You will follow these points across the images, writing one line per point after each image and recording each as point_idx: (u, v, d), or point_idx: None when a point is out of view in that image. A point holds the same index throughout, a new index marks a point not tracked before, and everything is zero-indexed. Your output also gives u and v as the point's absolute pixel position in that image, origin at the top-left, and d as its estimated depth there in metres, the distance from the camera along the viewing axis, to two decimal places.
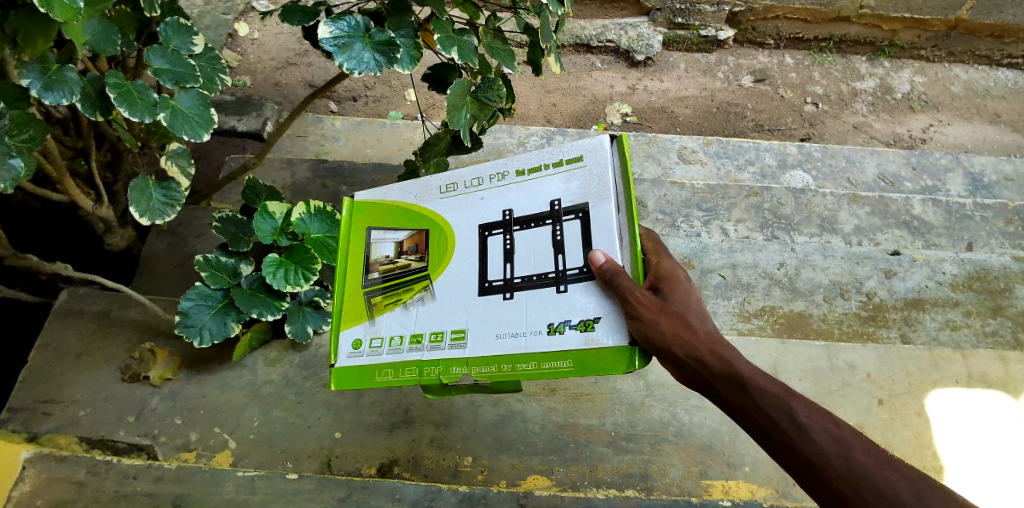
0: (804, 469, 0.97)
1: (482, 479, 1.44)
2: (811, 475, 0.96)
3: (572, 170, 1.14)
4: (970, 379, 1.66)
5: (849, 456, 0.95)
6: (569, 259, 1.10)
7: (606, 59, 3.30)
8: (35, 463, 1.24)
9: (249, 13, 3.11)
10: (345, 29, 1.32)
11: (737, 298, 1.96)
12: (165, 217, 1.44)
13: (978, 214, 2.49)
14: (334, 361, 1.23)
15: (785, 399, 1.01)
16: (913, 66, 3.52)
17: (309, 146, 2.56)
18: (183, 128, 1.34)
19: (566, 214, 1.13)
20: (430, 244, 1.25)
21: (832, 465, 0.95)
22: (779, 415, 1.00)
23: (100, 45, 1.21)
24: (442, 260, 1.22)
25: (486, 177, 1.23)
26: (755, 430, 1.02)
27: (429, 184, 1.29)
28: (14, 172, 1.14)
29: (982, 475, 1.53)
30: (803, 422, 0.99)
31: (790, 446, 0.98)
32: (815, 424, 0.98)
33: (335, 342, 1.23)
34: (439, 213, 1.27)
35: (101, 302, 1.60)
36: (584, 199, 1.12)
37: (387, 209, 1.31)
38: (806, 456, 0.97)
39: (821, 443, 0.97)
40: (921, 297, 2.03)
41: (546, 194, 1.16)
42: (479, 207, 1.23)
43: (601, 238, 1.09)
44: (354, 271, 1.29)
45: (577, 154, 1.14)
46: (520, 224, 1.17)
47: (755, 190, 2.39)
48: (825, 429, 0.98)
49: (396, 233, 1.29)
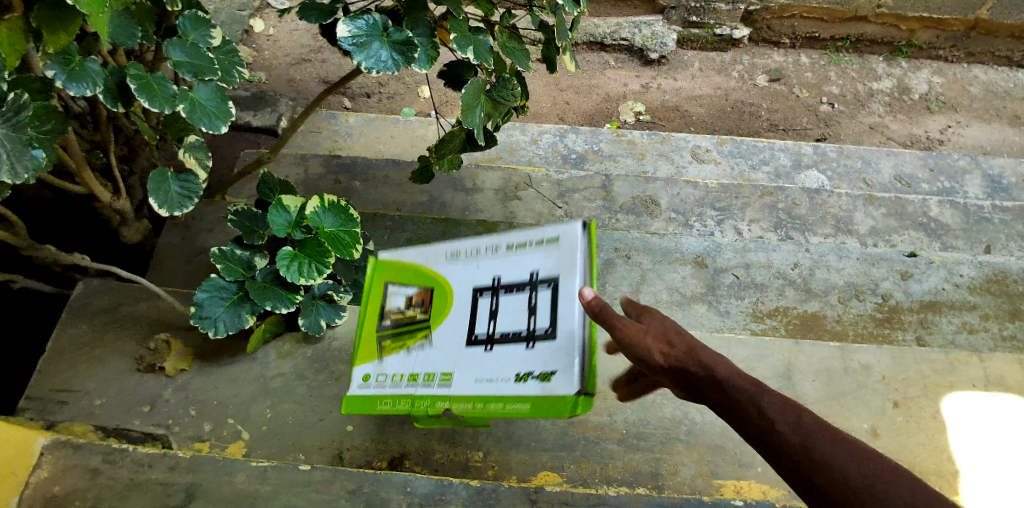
0: (779, 462, 0.87)
1: (492, 475, 1.44)
2: (786, 469, 0.86)
3: (550, 248, 1.20)
4: (987, 382, 1.64)
5: (825, 447, 0.84)
6: (538, 320, 1.17)
7: (620, 58, 3.29)
8: (52, 451, 1.24)
9: (264, 9, 3.13)
10: (364, 27, 1.32)
11: (750, 297, 1.94)
12: (183, 210, 1.45)
13: (996, 216, 2.46)
14: (346, 391, 1.36)
15: (760, 388, 0.92)
16: (931, 67, 3.48)
17: (323, 142, 2.57)
18: (200, 120, 1.36)
19: (541, 283, 1.18)
20: (433, 301, 1.34)
21: (806, 456, 0.84)
22: (751, 403, 0.91)
23: (120, 38, 1.23)
24: (440, 315, 1.31)
25: (483, 247, 1.29)
26: (731, 422, 0.93)
27: (438, 250, 1.36)
28: (35, 163, 1.15)
29: (1000, 480, 1.51)
30: (778, 410, 0.89)
31: (763, 436, 0.89)
32: (789, 412, 0.88)
33: (350, 373, 1.37)
34: (447, 272, 1.35)
35: (116, 293, 1.61)
36: (556, 273, 1.17)
37: (401, 266, 1.41)
38: (778, 447, 0.87)
39: (794, 432, 0.86)
40: (938, 300, 2.01)
41: (528, 265, 1.22)
42: (474, 271, 1.30)
43: (567, 310, 1.14)
44: (370, 318, 1.41)
45: (555, 235, 1.19)
46: (506, 289, 1.24)
47: (769, 190, 2.37)
48: (800, 419, 0.87)
49: (407, 289, 1.38)
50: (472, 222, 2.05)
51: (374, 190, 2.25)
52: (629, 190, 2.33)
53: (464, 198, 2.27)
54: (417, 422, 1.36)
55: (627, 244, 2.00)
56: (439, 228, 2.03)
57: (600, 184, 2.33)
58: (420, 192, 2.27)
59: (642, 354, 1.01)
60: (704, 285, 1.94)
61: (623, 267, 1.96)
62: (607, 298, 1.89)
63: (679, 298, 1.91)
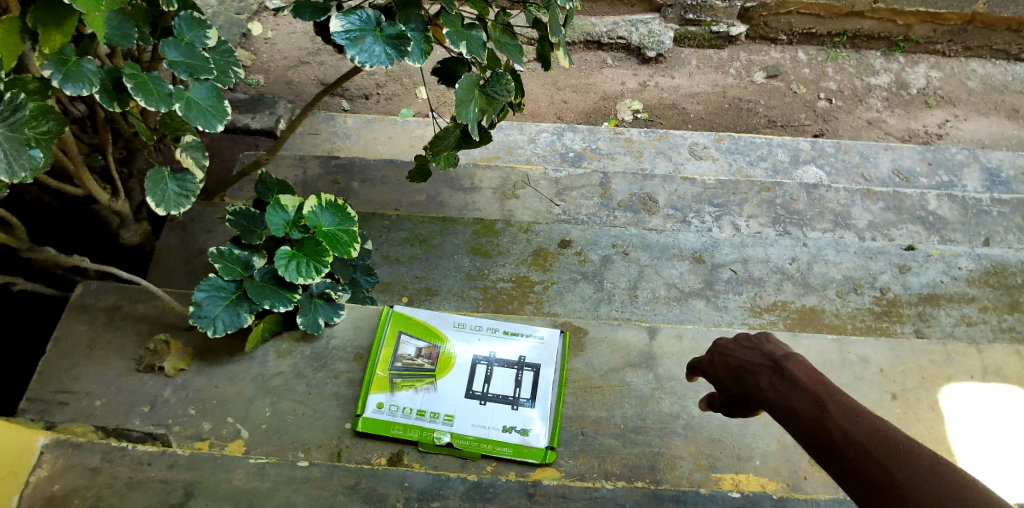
0: (862, 485, 0.91)
1: (490, 470, 1.48)
2: (867, 491, 0.90)
3: None
4: (985, 373, 1.64)
5: (904, 466, 0.88)
6: None
7: (617, 56, 3.30)
8: (52, 449, 1.25)
9: (262, 12, 3.14)
10: (356, 22, 1.33)
11: (748, 292, 1.94)
12: (180, 209, 1.47)
13: (995, 209, 2.46)
14: (361, 412, 1.49)
15: (848, 420, 0.98)
16: (928, 61, 3.48)
17: (321, 143, 2.58)
18: (196, 118, 1.37)
19: None
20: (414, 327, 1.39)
21: (885, 477, 0.89)
22: (839, 431, 0.97)
23: (116, 39, 1.24)
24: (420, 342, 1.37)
25: None
26: (820, 452, 0.99)
27: None
28: (32, 163, 1.17)
29: (997, 469, 1.51)
30: (863, 437, 0.95)
31: (851, 463, 0.94)
32: (870, 433, 0.95)
33: (363, 399, 1.51)
34: (450, 340, 1.66)
35: (114, 294, 1.62)
36: None
37: None
38: (862, 469, 0.92)
39: (879, 452, 0.92)
40: (936, 293, 2.01)
41: None
42: None
43: None
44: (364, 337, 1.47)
45: None
46: None
47: (767, 185, 2.37)
48: (882, 441, 0.93)
49: None
50: (469, 220, 2.06)
51: (372, 190, 2.27)
52: (626, 187, 2.34)
53: (462, 197, 2.28)
54: (418, 447, 1.49)
55: (625, 240, 2.00)
56: (437, 226, 2.04)
57: (597, 182, 2.34)
58: (418, 191, 2.27)
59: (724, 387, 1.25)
60: (702, 281, 1.95)
61: (621, 264, 1.96)
62: (606, 294, 1.90)
63: (676, 293, 1.92)
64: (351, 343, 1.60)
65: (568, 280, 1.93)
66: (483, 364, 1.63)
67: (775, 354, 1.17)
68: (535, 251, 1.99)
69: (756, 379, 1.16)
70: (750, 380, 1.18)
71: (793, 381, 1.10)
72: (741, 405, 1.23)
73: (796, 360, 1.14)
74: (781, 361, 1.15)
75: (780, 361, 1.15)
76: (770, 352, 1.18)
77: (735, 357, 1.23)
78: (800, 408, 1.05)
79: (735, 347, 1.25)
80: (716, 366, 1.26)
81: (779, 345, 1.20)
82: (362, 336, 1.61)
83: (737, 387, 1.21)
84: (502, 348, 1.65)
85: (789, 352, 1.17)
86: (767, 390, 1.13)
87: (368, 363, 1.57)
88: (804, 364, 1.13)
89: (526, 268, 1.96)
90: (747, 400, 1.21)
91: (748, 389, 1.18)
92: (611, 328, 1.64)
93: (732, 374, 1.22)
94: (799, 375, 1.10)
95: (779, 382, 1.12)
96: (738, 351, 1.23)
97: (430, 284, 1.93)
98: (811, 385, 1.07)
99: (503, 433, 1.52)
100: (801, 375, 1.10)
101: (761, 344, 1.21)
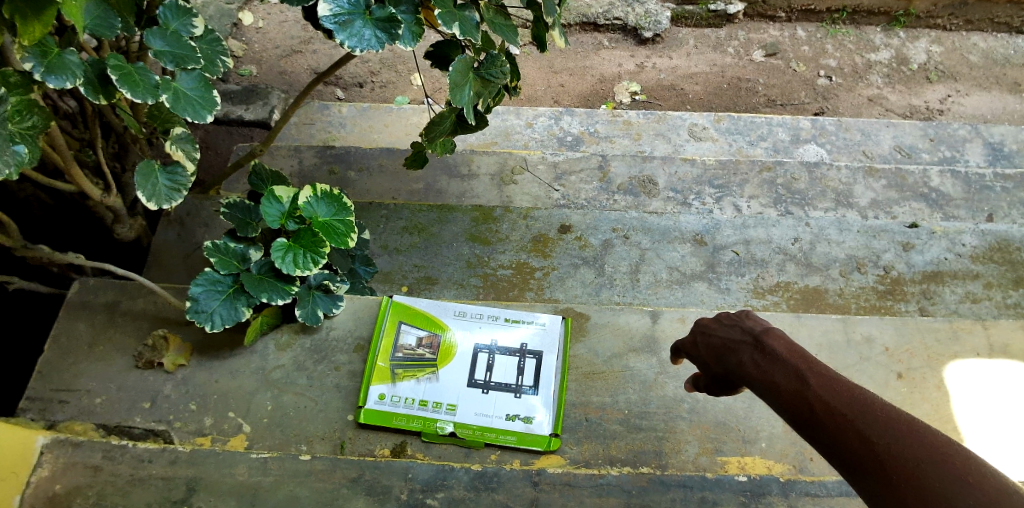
0: (847, 457, 0.89)
1: (494, 459, 1.47)
2: (851, 465, 0.89)
3: None
4: (990, 350, 1.63)
5: (884, 434, 0.87)
6: None
7: (613, 37, 3.26)
8: (52, 449, 1.23)
9: (253, 2, 3.09)
10: (345, 5, 1.29)
11: (750, 274, 1.92)
12: (171, 203, 1.44)
13: (998, 184, 2.43)
14: (363, 403, 1.48)
15: (829, 391, 0.97)
16: (929, 36, 3.43)
17: (316, 133, 2.56)
18: (184, 109, 1.33)
19: None
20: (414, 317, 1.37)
21: (867, 448, 0.87)
22: (820, 405, 0.96)
23: (99, 29, 1.21)
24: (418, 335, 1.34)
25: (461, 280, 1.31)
26: (806, 430, 0.97)
27: None
28: (16, 158, 1.15)
29: (1002, 447, 1.50)
30: (843, 408, 0.93)
31: (832, 435, 0.92)
32: (849, 403, 0.93)
33: (364, 390, 1.50)
34: (450, 329, 1.64)
35: (111, 291, 1.60)
36: None
37: None
38: (845, 441, 0.90)
39: (859, 422, 0.90)
40: (940, 270, 1.99)
41: None
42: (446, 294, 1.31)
43: None
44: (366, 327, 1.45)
45: None
46: None
47: (768, 165, 2.34)
48: (862, 409, 0.91)
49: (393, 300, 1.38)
50: (467, 207, 2.04)
51: (369, 180, 2.24)
52: (626, 170, 2.31)
53: (460, 184, 2.26)
54: (422, 437, 1.48)
55: (625, 224, 1.99)
56: (435, 214, 2.02)
57: (596, 165, 2.31)
58: (415, 179, 2.25)
59: (707, 368, 1.24)
60: (704, 263, 1.93)
61: (621, 248, 1.94)
62: (606, 279, 1.88)
63: (678, 276, 1.90)
64: (351, 334, 1.59)
65: (568, 265, 1.91)
66: (485, 353, 1.61)
67: (756, 330, 1.16)
68: (534, 237, 1.97)
69: (738, 359, 1.15)
70: (733, 358, 1.16)
71: (772, 356, 1.08)
72: (725, 384, 1.22)
73: (775, 334, 1.12)
74: (761, 336, 1.13)
75: (761, 337, 1.13)
76: (750, 328, 1.17)
77: (715, 339, 1.22)
78: (781, 383, 1.04)
79: (717, 325, 1.23)
80: (699, 347, 1.26)
81: (759, 320, 1.19)
82: (362, 327, 1.60)
83: (719, 366, 1.20)
84: (503, 336, 1.64)
85: (769, 327, 1.15)
86: (749, 369, 1.11)
87: (369, 354, 1.56)
88: (785, 338, 1.11)
89: (526, 254, 1.94)
90: (730, 379, 1.20)
91: (731, 368, 1.16)
92: (613, 313, 1.63)
93: (715, 354, 1.21)
94: (779, 350, 1.08)
95: (760, 361, 1.10)
96: (721, 329, 1.22)
97: (430, 273, 1.92)
98: (790, 359, 1.06)
99: (506, 421, 1.51)
100: (783, 350, 1.08)
101: (741, 320, 1.20)
